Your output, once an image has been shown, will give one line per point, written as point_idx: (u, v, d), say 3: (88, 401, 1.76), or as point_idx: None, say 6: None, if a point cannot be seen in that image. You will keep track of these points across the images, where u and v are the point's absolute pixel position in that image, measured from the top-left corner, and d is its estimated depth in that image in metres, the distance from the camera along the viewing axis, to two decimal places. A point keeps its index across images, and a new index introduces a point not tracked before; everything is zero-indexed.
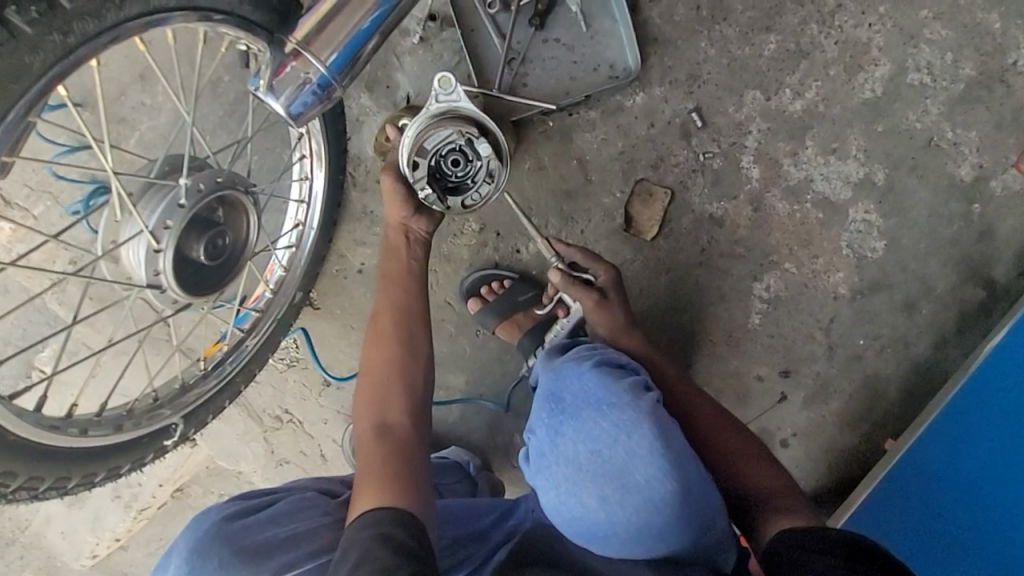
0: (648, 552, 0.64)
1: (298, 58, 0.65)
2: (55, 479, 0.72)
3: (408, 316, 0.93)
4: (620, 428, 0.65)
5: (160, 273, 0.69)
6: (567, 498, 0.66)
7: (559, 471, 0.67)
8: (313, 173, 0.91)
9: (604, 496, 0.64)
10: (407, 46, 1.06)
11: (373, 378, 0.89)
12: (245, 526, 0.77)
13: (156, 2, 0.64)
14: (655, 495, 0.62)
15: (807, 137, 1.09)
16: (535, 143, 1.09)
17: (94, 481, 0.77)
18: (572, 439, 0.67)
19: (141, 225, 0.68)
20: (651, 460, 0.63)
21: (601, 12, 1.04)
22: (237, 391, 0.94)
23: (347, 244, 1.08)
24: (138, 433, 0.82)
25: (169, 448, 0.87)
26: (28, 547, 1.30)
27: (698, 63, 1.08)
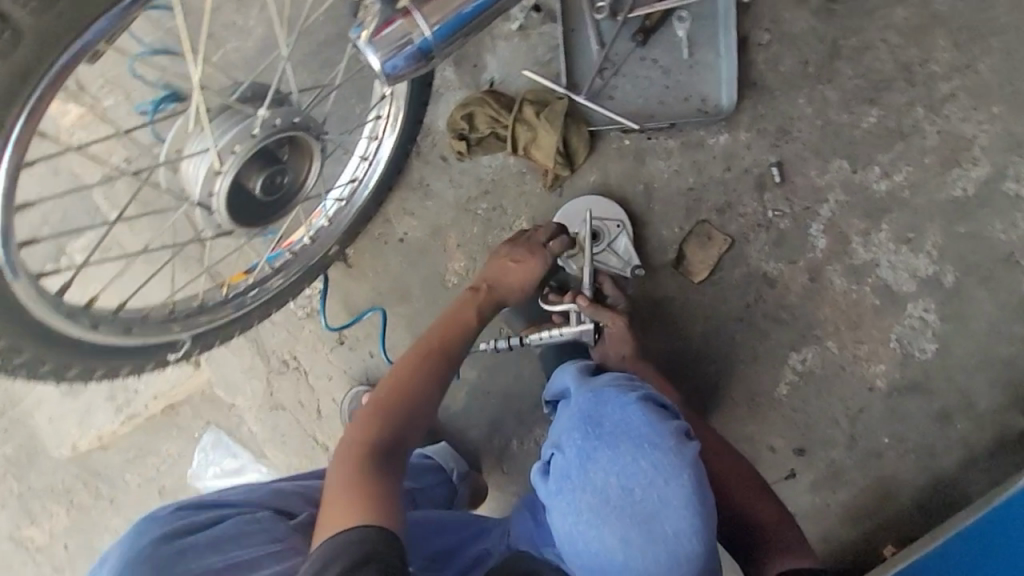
0: None
1: (407, 16, 0.63)
2: (56, 364, 0.72)
3: (440, 354, 0.87)
4: (659, 473, 0.64)
5: (212, 195, 0.67)
6: (585, 529, 0.63)
7: (583, 499, 0.64)
8: (384, 134, 0.90)
9: (627, 537, 0.62)
10: (504, 30, 1.04)
11: (382, 397, 0.83)
12: (182, 550, 0.73)
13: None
14: (676, 547, 0.62)
15: (882, 220, 1.05)
16: (607, 157, 1.04)
17: (93, 375, 0.77)
18: (605, 470, 0.65)
19: (206, 142, 0.66)
20: (684, 513, 0.63)
21: (706, 43, 1.02)
22: (250, 324, 0.93)
23: (396, 211, 1.07)
24: (148, 340, 0.81)
25: (171, 361, 0.86)
26: (15, 422, 1.31)
27: (792, 118, 1.04)
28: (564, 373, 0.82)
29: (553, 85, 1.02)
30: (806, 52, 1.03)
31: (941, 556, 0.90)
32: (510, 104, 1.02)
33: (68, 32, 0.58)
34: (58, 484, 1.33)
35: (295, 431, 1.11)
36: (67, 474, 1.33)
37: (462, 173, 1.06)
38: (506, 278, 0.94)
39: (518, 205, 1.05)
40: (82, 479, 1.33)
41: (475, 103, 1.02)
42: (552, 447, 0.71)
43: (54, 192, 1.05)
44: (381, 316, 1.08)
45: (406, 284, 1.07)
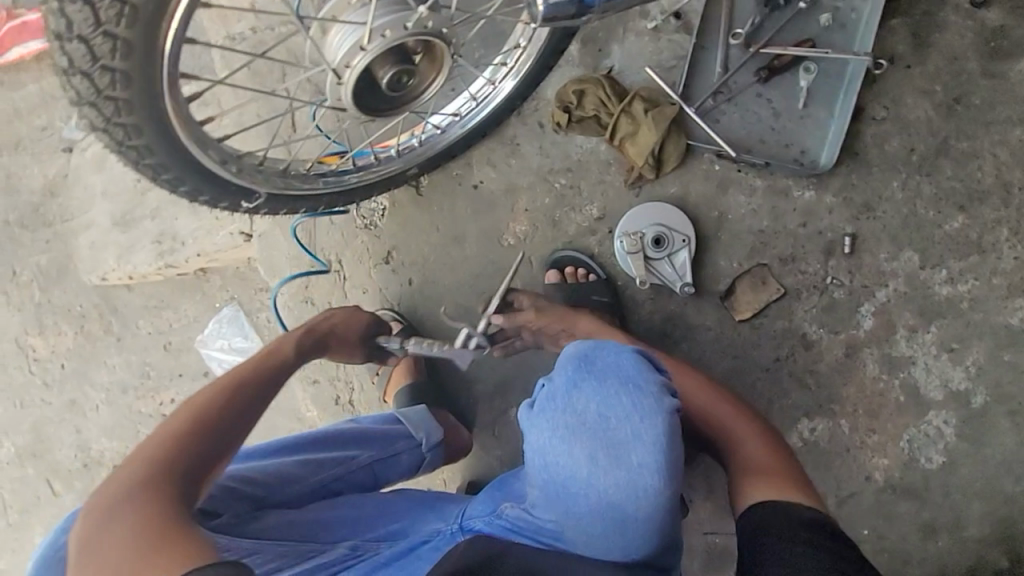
0: (606, 526, 0.70)
1: None
2: (154, 161, 0.71)
3: (254, 383, 0.77)
4: (636, 411, 0.69)
5: (346, 67, 0.67)
6: (559, 446, 0.70)
7: (561, 418, 0.71)
8: (507, 74, 0.93)
9: (594, 458, 0.69)
10: (639, 26, 1.06)
11: (168, 433, 0.67)
12: None
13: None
14: (639, 480, 0.68)
15: (933, 322, 1.06)
16: (692, 176, 1.06)
17: (177, 188, 0.76)
18: (587, 397, 0.71)
19: (361, 18, 0.66)
20: (651, 450, 0.68)
21: (824, 100, 1.03)
22: (314, 208, 0.92)
23: (478, 158, 1.09)
24: (233, 180, 0.79)
25: (237, 208, 0.83)
26: (61, 237, 1.37)
27: (880, 197, 1.05)
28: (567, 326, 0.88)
29: (668, 90, 1.03)
30: (915, 140, 1.04)
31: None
32: (621, 94, 1.04)
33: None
34: (76, 306, 1.39)
35: None
36: (89, 300, 1.38)
37: (553, 144, 1.08)
38: (344, 326, 0.95)
39: (594, 191, 1.07)
40: (101, 309, 1.38)
41: (590, 83, 1.04)
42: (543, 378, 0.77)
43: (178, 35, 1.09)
44: (431, 251, 1.10)
45: (465, 228, 1.10)
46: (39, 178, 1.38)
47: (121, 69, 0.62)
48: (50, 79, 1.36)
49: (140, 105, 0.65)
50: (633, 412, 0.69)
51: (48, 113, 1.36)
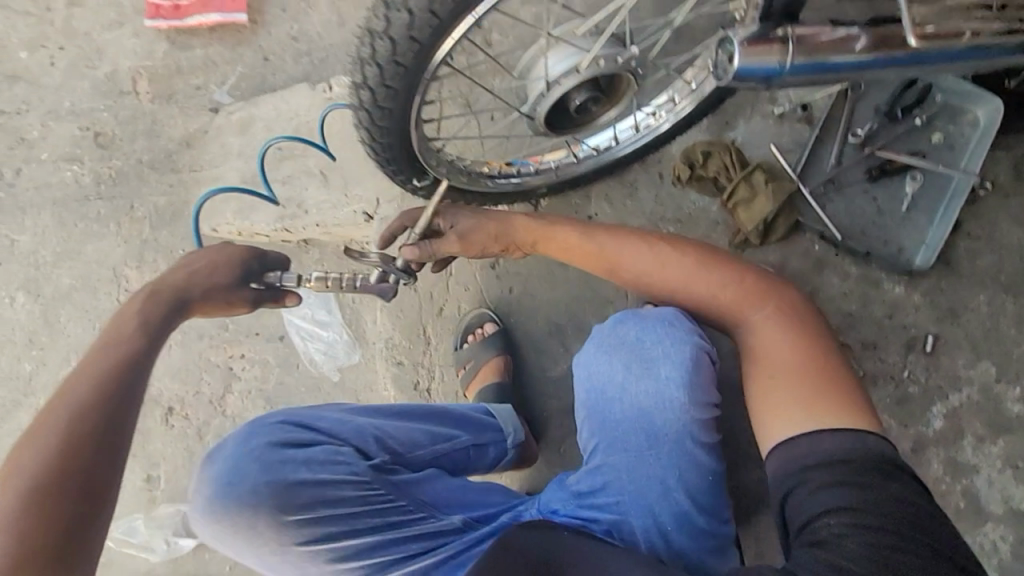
0: (640, 434, 0.81)
1: (779, 43, 0.74)
2: (376, 117, 0.79)
3: (99, 397, 0.65)
4: (668, 338, 0.81)
5: (555, 82, 0.77)
6: (602, 363, 0.84)
7: (605, 338, 0.85)
8: (664, 119, 0.97)
9: (630, 369, 0.82)
10: (766, 109, 1.17)
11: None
12: (288, 488, 0.80)
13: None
14: (667, 391, 0.80)
15: (1002, 436, 1.09)
16: (793, 250, 1.14)
17: (378, 149, 0.84)
18: (628, 325, 0.84)
19: (582, 46, 0.76)
20: (679, 367, 0.80)
21: (925, 207, 1.12)
22: (455, 198, 0.99)
23: (598, 192, 1.18)
24: (419, 151, 0.86)
25: (406, 178, 0.91)
26: (185, 185, 1.47)
27: (966, 307, 1.11)
28: None
29: (788, 166, 1.12)
30: (1004, 261, 1.11)
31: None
32: (743, 163, 1.14)
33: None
34: (179, 250, 1.47)
35: (412, 316, 1.20)
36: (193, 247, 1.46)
37: (669, 196, 1.17)
38: (205, 273, 0.81)
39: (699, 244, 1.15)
40: None
41: (717, 147, 1.15)
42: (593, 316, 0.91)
43: None
44: (536, 265, 1.17)
45: None
46: (180, 129, 1.49)
47: (416, 40, 0.71)
48: (217, 47, 1.49)
49: (406, 74, 0.74)
50: (666, 339, 0.82)
51: (206, 76, 1.49)
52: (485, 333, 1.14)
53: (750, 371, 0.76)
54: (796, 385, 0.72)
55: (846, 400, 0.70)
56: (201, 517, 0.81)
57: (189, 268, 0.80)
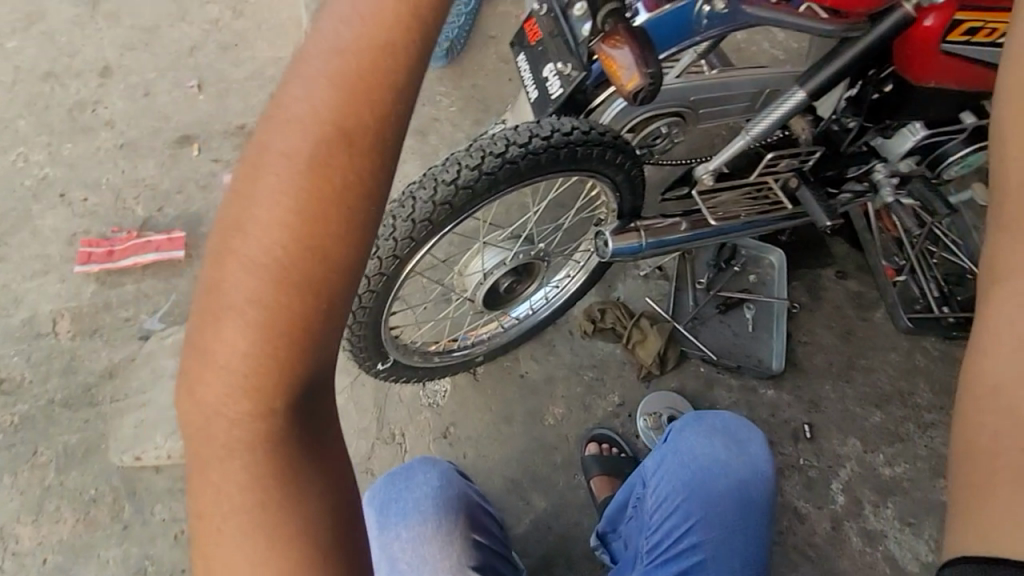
0: (730, 501, 1.05)
1: (631, 230, 1.09)
2: (355, 327, 0.98)
3: (294, 279, 0.42)
4: (749, 430, 1.12)
5: (485, 273, 1.02)
6: (700, 449, 1.10)
7: (702, 430, 1.12)
8: (569, 287, 1.23)
9: (726, 448, 1.09)
10: (634, 272, 1.53)
11: (267, 352, 0.43)
12: (473, 518, 1.06)
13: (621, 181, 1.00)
14: (758, 466, 1.08)
15: (889, 498, 1.33)
16: (686, 375, 1.41)
17: (352, 349, 1.02)
18: (714, 419, 1.14)
19: (504, 248, 1.03)
20: (763, 448, 1.10)
21: (764, 325, 1.48)
22: (412, 377, 1.15)
23: (524, 354, 1.39)
24: (385, 343, 1.04)
25: (372, 368, 1.07)
26: (102, 416, 1.43)
27: (821, 396, 1.42)
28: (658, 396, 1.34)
29: (662, 311, 1.46)
30: (830, 358, 1.48)
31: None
32: (631, 313, 1.44)
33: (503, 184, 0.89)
34: (91, 490, 1.35)
35: None
36: (108, 484, 1.36)
37: (581, 347, 1.41)
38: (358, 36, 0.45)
39: (615, 383, 1.38)
40: (118, 493, 1.35)
41: (610, 305, 1.45)
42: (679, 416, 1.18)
43: None
44: (484, 427, 1.29)
45: (514, 407, 1.32)
46: (102, 362, 1.50)
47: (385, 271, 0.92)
48: (149, 282, 1.61)
49: (379, 295, 0.94)
50: (744, 429, 1.12)
51: (135, 307, 1.58)
52: None
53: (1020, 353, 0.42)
54: None
55: None
56: (388, 526, 1.01)
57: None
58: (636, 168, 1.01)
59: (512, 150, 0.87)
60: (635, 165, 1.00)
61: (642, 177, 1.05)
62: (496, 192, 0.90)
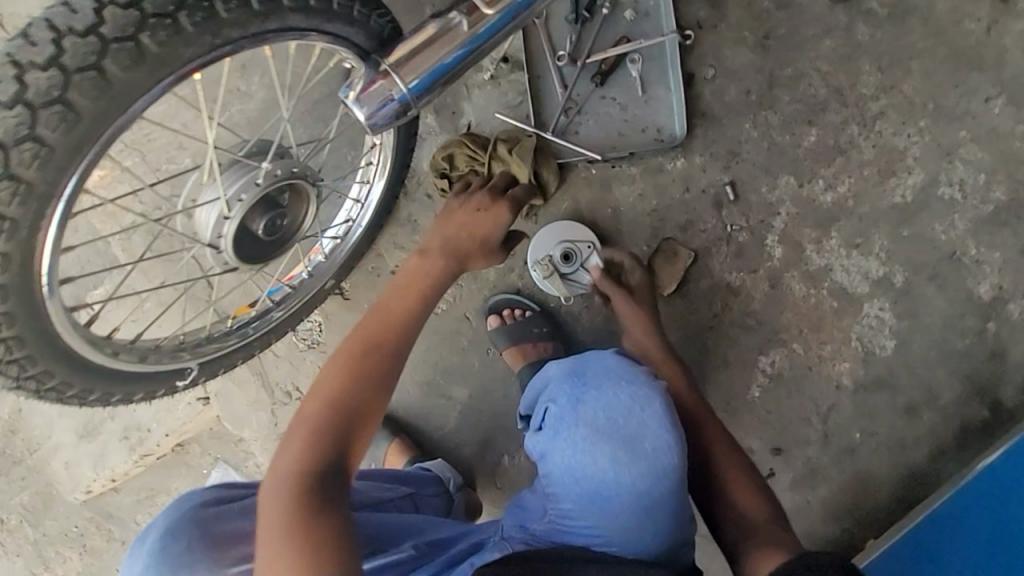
0: (636, 519, 0.75)
1: (385, 77, 0.72)
2: (101, 390, 0.77)
3: (385, 351, 0.84)
4: (636, 404, 0.78)
5: (220, 238, 0.73)
6: (582, 459, 0.76)
7: (577, 431, 0.77)
8: (374, 178, 0.99)
9: (614, 456, 0.76)
10: (478, 80, 1.14)
11: (377, 398, 0.81)
12: (218, 515, 0.79)
13: (292, 22, 0.70)
14: (660, 462, 0.76)
15: (832, 228, 1.15)
16: (576, 186, 1.14)
17: (133, 398, 0.82)
18: (593, 406, 0.79)
19: (215, 191, 0.73)
20: (661, 432, 0.77)
21: (656, 79, 1.13)
22: (252, 353, 0.97)
23: (386, 246, 1.15)
24: (159, 367, 0.83)
25: (180, 389, 0.88)
26: (33, 468, 1.37)
27: (739, 141, 1.14)
28: (547, 235, 1.12)
29: (525, 123, 1.13)
30: (747, 84, 1.14)
31: (937, 522, 0.98)
32: (485, 142, 1.11)
33: (88, 133, 0.64)
34: (72, 529, 1.38)
35: None
36: (82, 517, 1.38)
37: None
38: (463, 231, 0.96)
39: None
40: (95, 521, 1.38)
41: (455, 145, 1.11)
42: (539, 401, 0.84)
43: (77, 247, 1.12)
44: None
45: None
46: None
47: (5, 311, 0.67)
48: None
49: (46, 348, 0.71)
50: (633, 404, 0.78)
51: None
52: None
53: (708, 475, 0.86)
54: (757, 512, 0.83)
55: (776, 539, 0.79)
56: None
57: (477, 209, 0.98)
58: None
59: (38, 81, 0.62)
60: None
61: (344, 4, 0.74)
62: (88, 143, 0.65)
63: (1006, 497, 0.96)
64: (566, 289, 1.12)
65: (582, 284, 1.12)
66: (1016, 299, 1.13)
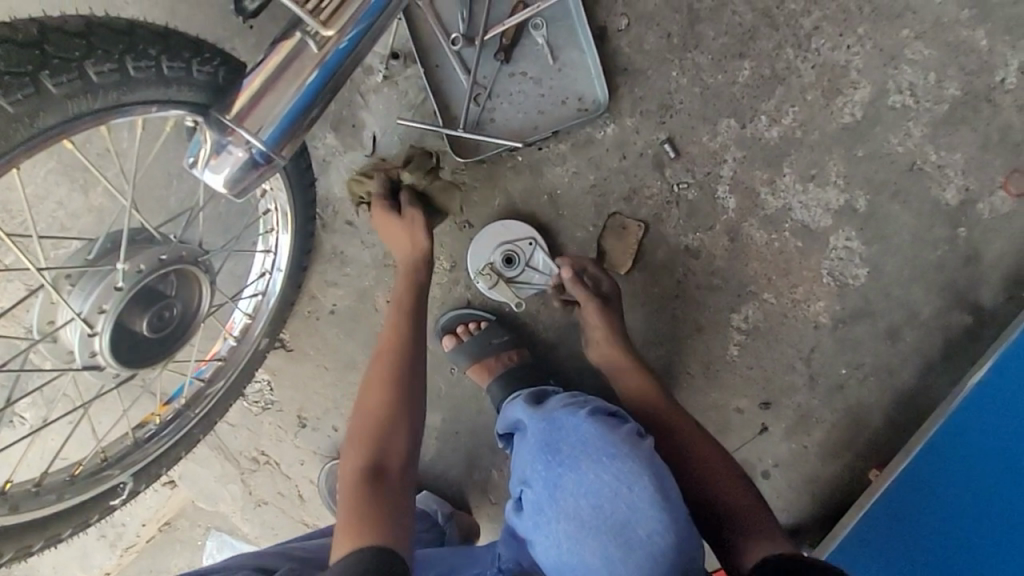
0: None
1: (231, 134, 0.61)
2: (16, 549, 0.70)
3: (410, 337, 0.92)
4: (623, 484, 0.71)
5: (96, 353, 0.66)
6: (571, 555, 0.71)
7: (561, 526, 0.72)
8: (279, 227, 0.90)
9: (605, 552, 0.69)
10: (371, 84, 1.03)
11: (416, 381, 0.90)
12: None
13: (74, 110, 0.58)
14: (655, 549, 0.68)
15: (784, 164, 1.07)
16: (505, 178, 1.06)
17: (62, 537, 0.75)
18: (573, 494, 0.72)
19: (73, 310, 0.64)
20: (652, 516, 0.69)
21: (566, 43, 1.01)
22: (195, 441, 0.90)
23: (318, 286, 1.06)
24: (86, 495, 0.77)
25: (118, 506, 0.81)
26: None
27: (669, 92, 1.04)
28: (485, 238, 1.05)
29: (433, 122, 1.02)
30: (666, 26, 1.03)
31: (929, 451, 0.95)
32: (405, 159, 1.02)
33: None
34: None
35: (284, 521, 1.11)
36: None
37: (372, 233, 1.05)
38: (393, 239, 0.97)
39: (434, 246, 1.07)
40: None
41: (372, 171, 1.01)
42: (522, 482, 0.78)
43: None
44: (333, 390, 1.08)
45: (348, 351, 1.07)
46: None
47: None
48: None
49: None
50: (619, 485, 0.71)
51: None
52: None
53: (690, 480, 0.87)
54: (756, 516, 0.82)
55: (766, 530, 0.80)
56: None
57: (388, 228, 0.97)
58: (85, 77, 0.58)
59: None
60: (49, 77, 0.57)
61: (140, 67, 0.62)
62: None
63: (997, 416, 0.92)
64: (516, 292, 1.05)
65: (532, 282, 1.06)
66: (985, 198, 1.07)
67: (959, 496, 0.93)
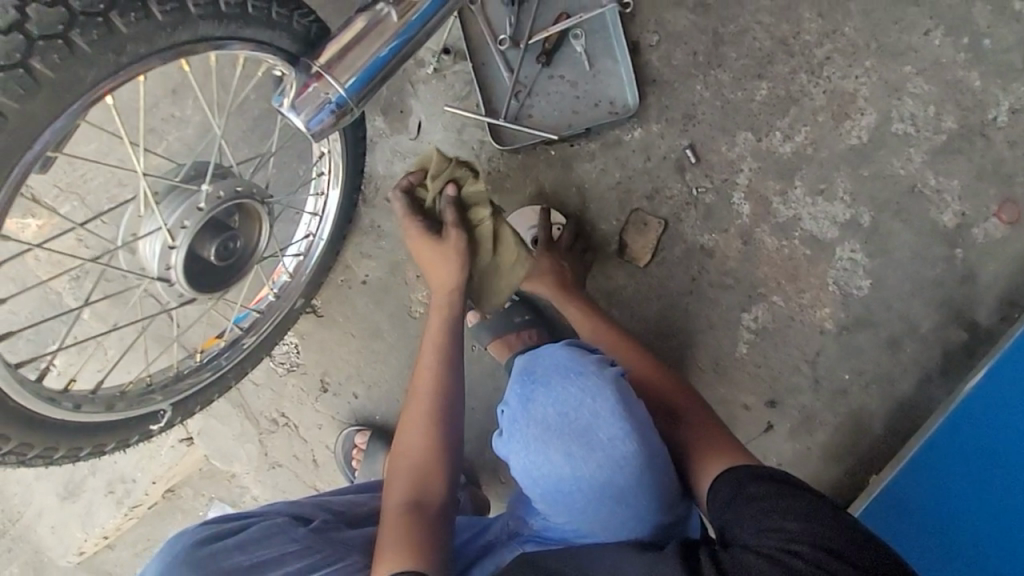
0: (612, 511, 0.74)
1: (319, 80, 0.69)
2: (68, 448, 0.75)
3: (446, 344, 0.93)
4: (586, 394, 0.76)
5: (170, 268, 0.71)
6: (535, 457, 0.76)
7: (529, 431, 0.77)
8: (329, 186, 0.96)
9: (569, 454, 0.74)
10: (421, 76, 1.12)
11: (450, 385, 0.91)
12: (213, 552, 0.75)
13: (202, 30, 0.68)
14: (617, 452, 0.73)
15: (795, 177, 1.16)
16: (538, 170, 1.14)
17: (105, 450, 0.80)
18: (542, 403, 0.77)
19: (157, 222, 0.71)
20: (613, 421, 0.74)
21: (602, 52, 1.12)
22: (226, 387, 0.94)
23: (353, 257, 1.12)
24: (127, 414, 0.81)
25: (156, 433, 0.86)
26: (16, 540, 1.28)
27: (693, 104, 1.14)
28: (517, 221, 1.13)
29: (476, 112, 1.11)
30: (692, 45, 1.14)
31: (924, 456, 1.00)
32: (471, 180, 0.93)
33: None
34: None
35: (295, 485, 1.13)
36: None
37: None
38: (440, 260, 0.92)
39: None
40: None
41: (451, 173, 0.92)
42: (500, 404, 0.82)
43: (26, 306, 1.07)
44: (357, 357, 1.12)
45: (375, 321, 1.12)
46: None
47: None
48: None
49: (10, 428, 0.69)
50: (584, 396, 0.76)
51: None
52: (362, 446, 1.08)
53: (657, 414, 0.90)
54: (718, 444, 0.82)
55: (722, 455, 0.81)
56: None
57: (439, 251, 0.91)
58: (217, 4, 0.68)
59: None
60: None
61: (259, 7, 0.72)
62: None
63: (991, 425, 0.97)
64: None
65: None
66: (981, 222, 1.15)
67: (954, 494, 0.98)
